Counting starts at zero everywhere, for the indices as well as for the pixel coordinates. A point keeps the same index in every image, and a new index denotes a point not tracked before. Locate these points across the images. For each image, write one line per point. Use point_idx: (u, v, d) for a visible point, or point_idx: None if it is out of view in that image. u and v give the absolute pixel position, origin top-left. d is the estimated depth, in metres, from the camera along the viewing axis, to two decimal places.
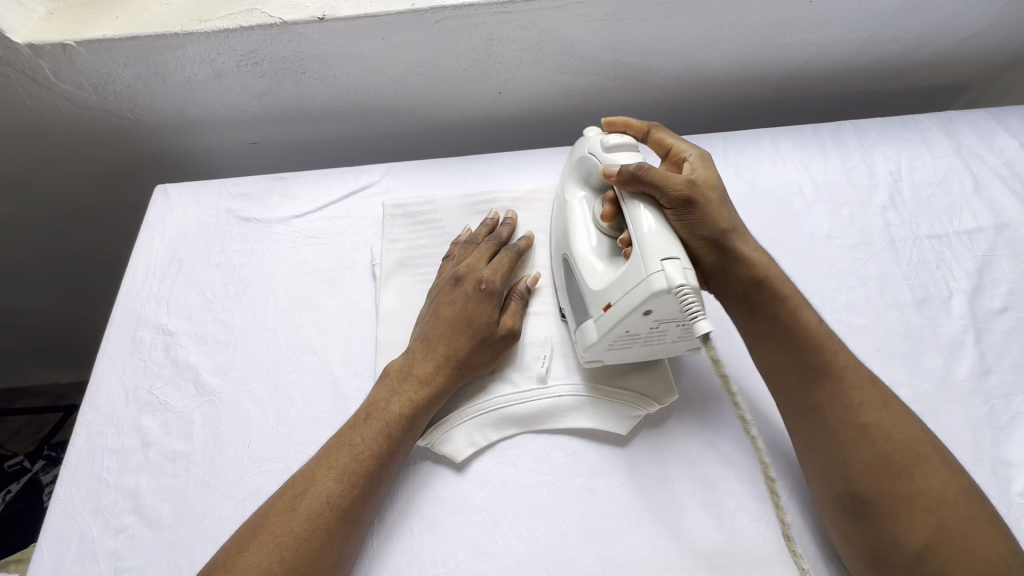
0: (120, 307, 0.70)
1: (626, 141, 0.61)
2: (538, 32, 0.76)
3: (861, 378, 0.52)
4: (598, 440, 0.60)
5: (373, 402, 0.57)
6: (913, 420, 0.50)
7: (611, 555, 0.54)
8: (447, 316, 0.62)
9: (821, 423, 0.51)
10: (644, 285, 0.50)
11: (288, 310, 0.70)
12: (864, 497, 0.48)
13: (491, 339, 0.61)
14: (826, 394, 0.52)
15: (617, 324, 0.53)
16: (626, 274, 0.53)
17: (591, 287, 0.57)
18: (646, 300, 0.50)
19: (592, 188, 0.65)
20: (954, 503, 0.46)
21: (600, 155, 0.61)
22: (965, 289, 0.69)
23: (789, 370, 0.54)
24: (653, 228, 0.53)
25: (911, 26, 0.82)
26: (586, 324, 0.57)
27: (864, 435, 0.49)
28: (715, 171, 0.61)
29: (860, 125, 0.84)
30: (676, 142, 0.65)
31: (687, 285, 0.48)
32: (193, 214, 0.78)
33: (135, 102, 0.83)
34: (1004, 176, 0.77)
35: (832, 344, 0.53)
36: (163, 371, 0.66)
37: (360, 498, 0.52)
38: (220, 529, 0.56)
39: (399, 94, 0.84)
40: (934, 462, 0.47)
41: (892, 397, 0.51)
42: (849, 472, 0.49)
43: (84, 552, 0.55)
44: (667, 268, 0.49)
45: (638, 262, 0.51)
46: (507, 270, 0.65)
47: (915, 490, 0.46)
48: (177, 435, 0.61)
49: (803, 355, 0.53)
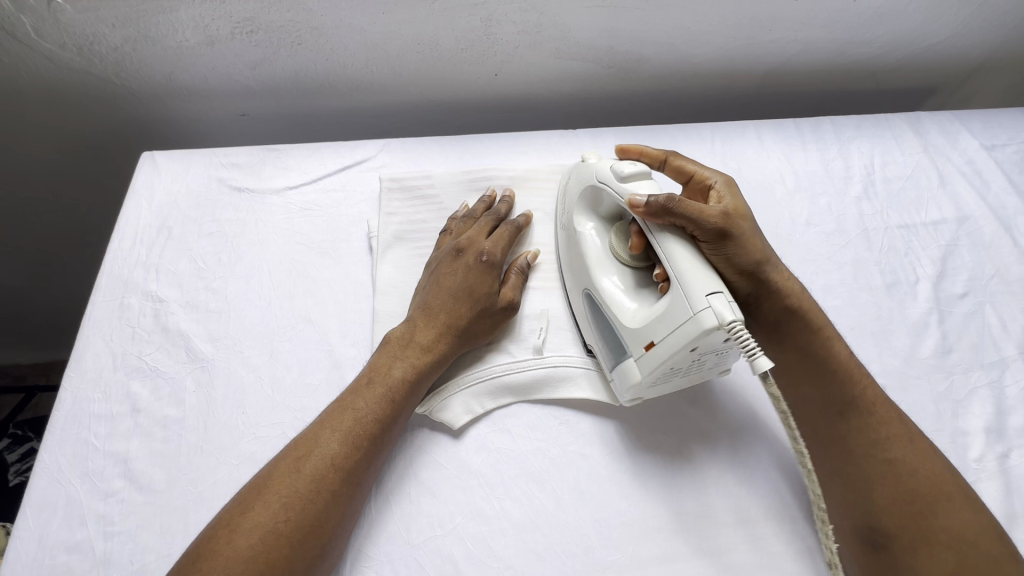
0: (106, 274, 0.69)
1: (640, 168, 0.60)
2: (538, 15, 0.78)
3: (888, 415, 0.54)
4: (590, 411, 0.62)
5: (374, 367, 0.58)
6: (938, 457, 0.52)
7: (604, 517, 0.56)
8: (448, 287, 0.63)
9: (846, 454, 0.54)
10: (693, 323, 0.50)
11: (282, 280, 0.69)
12: (882, 529, 0.50)
13: (493, 309, 0.63)
14: (853, 427, 0.54)
15: (664, 362, 0.53)
16: (669, 311, 0.53)
17: (627, 323, 0.57)
18: (698, 339, 0.50)
19: (600, 216, 0.66)
20: (975, 540, 0.48)
21: (615, 184, 0.60)
22: (930, 275, 0.74)
23: (816, 401, 0.57)
24: (689, 262, 0.53)
25: (886, 30, 0.87)
26: (626, 362, 0.57)
27: (889, 469, 0.52)
28: (743, 200, 0.61)
29: (837, 121, 0.88)
30: (699, 169, 0.65)
31: (735, 320, 0.49)
32: (183, 181, 0.77)
33: (120, 66, 0.81)
34: (965, 173, 0.83)
35: (861, 379, 0.56)
36: (153, 338, 0.65)
37: (363, 460, 0.53)
38: (215, 493, 0.56)
39: (395, 71, 0.84)
40: (956, 500, 0.50)
41: (920, 434, 0.54)
42: (871, 506, 0.51)
43: (72, 516, 0.54)
44: (713, 304, 0.50)
45: (683, 300, 0.52)
46: (507, 244, 0.67)
47: (936, 526, 0.49)
48: (168, 402, 0.61)
49: (832, 391, 0.56)
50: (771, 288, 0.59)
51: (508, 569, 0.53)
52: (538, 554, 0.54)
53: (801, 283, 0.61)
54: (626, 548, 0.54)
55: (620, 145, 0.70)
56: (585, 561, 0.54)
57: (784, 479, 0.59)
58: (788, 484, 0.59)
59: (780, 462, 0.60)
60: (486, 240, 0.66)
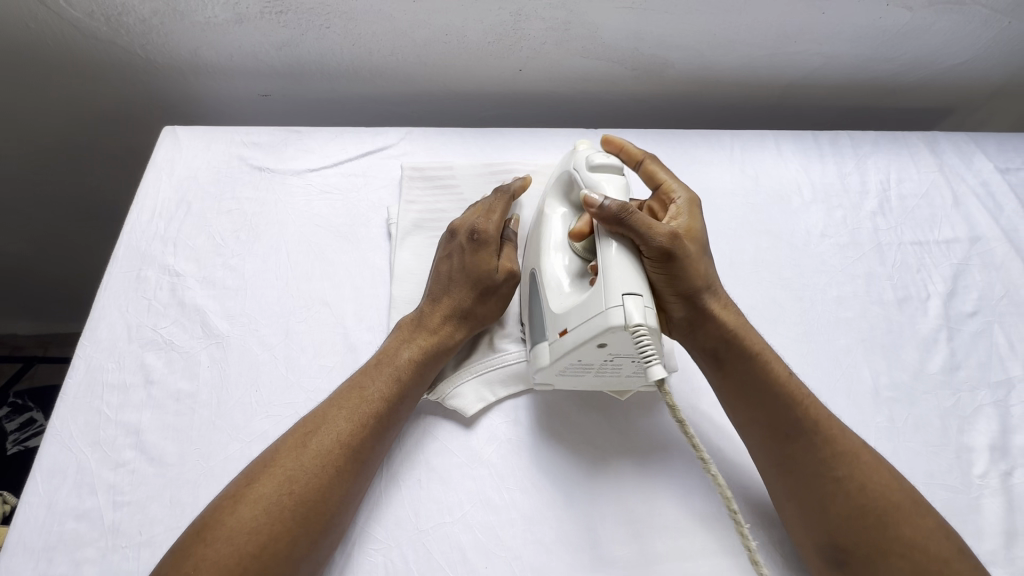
0: (124, 245, 0.69)
1: (612, 162, 0.61)
2: (567, 13, 0.78)
3: (834, 431, 0.53)
4: (600, 406, 0.62)
5: (384, 350, 0.59)
6: (886, 468, 0.52)
7: (611, 512, 0.56)
8: (446, 270, 0.64)
9: (799, 477, 0.52)
10: (602, 317, 0.50)
11: (300, 261, 0.69)
12: (843, 545, 0.49)
13: (495, 286, 0.63)
14: (802, 447, 0.52)
15: (572, 350, 0.52)
16: (586, 301, 0.52)
17: (551, 308, 0.56)
18: (603, 333, 0.49)
19: (572, 203, 0.64)
20: (927, 548, 0.47)
21: (584, 172, 0.61)
22: (941, 292, 0.75)
23: (762, 422, 0.55)
24: (617, 257, 0.52)
25: (908, 49, 0.88)
26: (541, 345, 0.57)
27: (839, 488, 0.50)
28: (699, 221, 0.60)
29: (856, 136, 0.89)
30: (668, 179, 0.64)
31: (643, 325, 0.48)
32: (204, 158, 0.77)
33: (146, 38, 0.81)
34: (979, 194, 0.84)
35: (805, 398, 0.54)
36: (168, 312, 0.65)
37: (369, 439, 0.53)
38: (226, 469, 0.56)
39: (420, 60, 0.84)
40: (906, 510, 0.49)
41: (863, 447, 0.52)
42: (829, 525, 0.50)
43: (82, 484, 0.54)
44: (627, 303, 0.49)
45: (600, 293, 0.51)
46: (499, 216, 0.66)
47: (889, 539, 0.48)
48: (182, 375, 0.61)
49: (778, 414, 0.54)
50: (706, 315, 0.57)
51: (515, 559, 0.53)
52: (545, 546, 0.54)
53: (738, 309, 0.59)
54: (635, 544, 0.54)
55: (603, 137, 0.69)
56: (592, 556, 0.54)
57: None
58: None
59: None
60: (476, 216, 0.66)
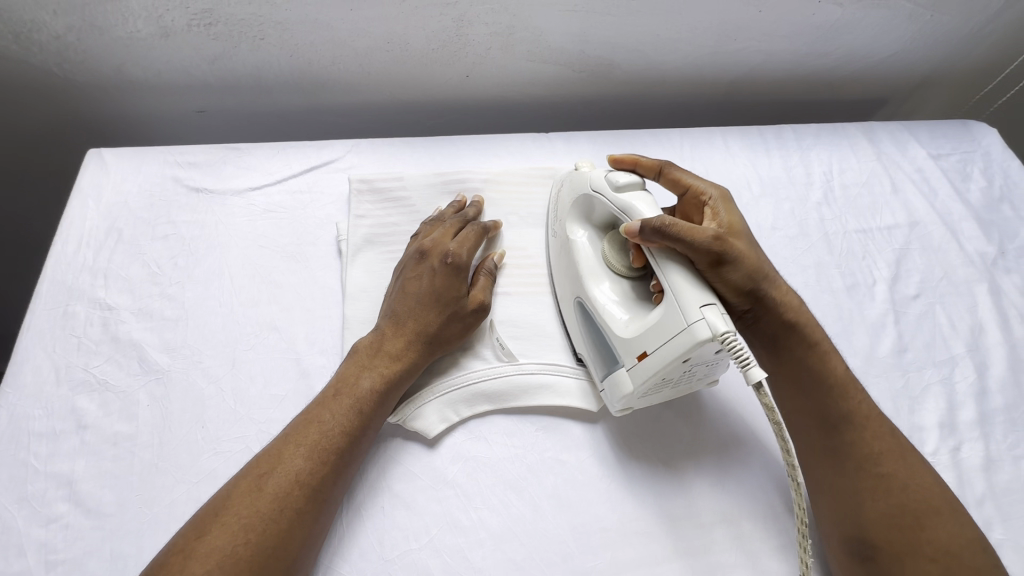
0: (48, 280, 0.64)
1: (634, 179, 0.59)
2: (510, 18, 0.77)
3: (881, 428, 0.54)
4: (568, 416, 0.61)
5: (342, 378, 0.56)
6: (929, 471, 0.52)
7: (582, 523, 0.55)
8: (414, 292, 0.61)
9: (839, 467, 0.53)
10: (687, 333, 0.49)
11: (245, 285, 0.66)
12: (870, 541, 0.50)
13: (461, 311, 0.61)
14: (846, 441, 0.54)
15: (657, 371, 0.52)
16: (663, 319, 0.52)
17: (620, 335, 0.56)
18: (692, 349, 0.49)
19: (594, 225, 0.64)
20: (960, 554, 0.47)
21: (608, 194, 0.60)
22: (886, 277, 0.77)
23: (810, 413, 0.56)
24: (680, 274, 0.52)
25: (841, 43, 0.92)
26: (617, 372, 0.56)
27: (880, 484, 0.51)
28: (738, 215, 0.60)
29: (798, 129, 0.91)
30: (694, 181, 0.64)
31: (729, 330, 0.48)
32: (134, 181, 0.72)
33: (63, 55, 0.76)
34: (915, 180, 0.87)
35: (856, 393, 0.55)
36: (101, 349, 0.60)
37: (330, 475, 0.50)
38: (172, 515, 0.52)
39: (364, 69, 0.82)
40: (945, 515, 0.49)
41: (909, 448, 0.53)
42: (862, 519, 0.51)
43: (8, 545, 0.50)
44: (707, 315, 0.49)
45: (676, 309, 0.51)
46: (472, 242, 0.65)
47: (923, 540, 0.48)
48: (119, 417, 0.56)
49: (826, 406, 0.55)
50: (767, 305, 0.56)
51: None
52: (517, 564, 0.53)
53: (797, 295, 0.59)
54: (606, 553, 0.54)
55: (611, 156, 0.67)
56: (565, 569, 0.53)
57: (757, 481, 0.59)
58: (756, 486, 0.58)
59: (754, 462, 0.60)
60: (449, 240, 0.65)
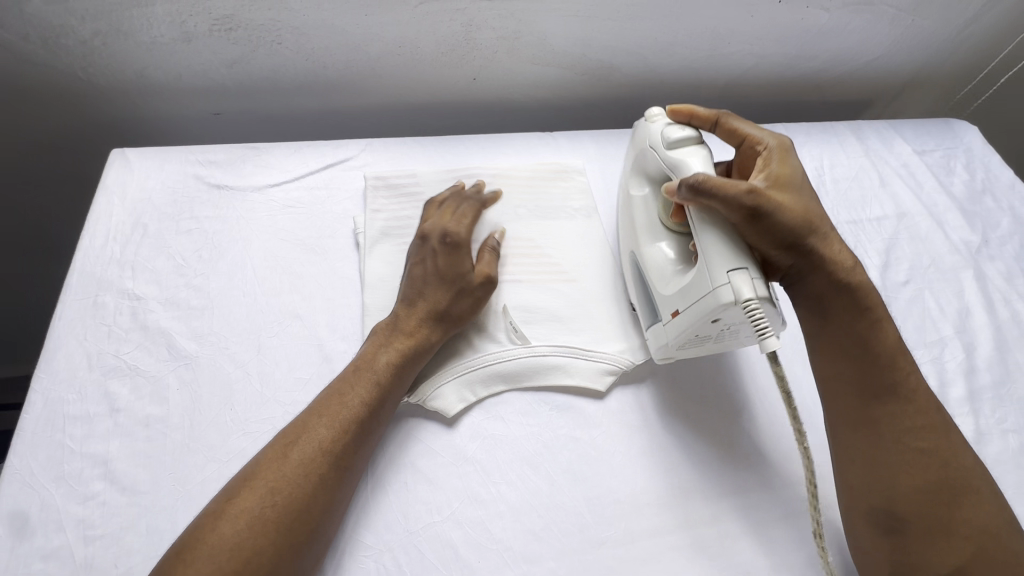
0: (78, 273, 0.66)
1: (688, 134, 0.63)
2: (515, 23, 0.81)
3: (926, 405, 0.55)
4: (581, 396, 0.64)
5: (362, 356, 0.59)
6: (968, 453, 0.54)
7: (597, 496, 0.57)
8: (420, 274, 0.65)
9: (879, 439, 0.54)
10: (711, 296, 0.54)
11: (268, 276, 0.68)
12: (899, 514, 0.52)
13: (468, 286, 0.64)
14: (889, 413, 0.55)
15: (688, 327, 0.57)
16: (693, 282, 0.56)
17: (662, 291, 0.61)
18: (717, 310, 0.54)
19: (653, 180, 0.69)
20: (990, 533, 0.50)
21: (661, 150, 0.64)
22: (877, 265, 0.81)
23: (852, 379, 0.57)
24: (712, 238, 0.56)
25: (827, 47, 0.97)
26: (658, 325, 0.62)
27: (921, 458, 0.53)
28: (791, 166, 0.61)
29: (790, 127, 0.96)
30: (751, 132, 0.65)
31: (753, 297, 0.52)
32: (157, 179, 0.75)
33: (88, 60, 0.79)
34: (902, 174, 0.92)
35: (906, 368, 0.56)
36: (131, 336, 0.63)
37: (352, 445, 0.53)
38: (203, 491, 0.54)
39: (375, 73, 0.86)
40: (981, 497, 0.52)
41: (950, 426, 0.55)
42: (895, 493, 0.52)
43: (47, 522, 0.52)
44: (734, 279, 0.53)
45: (706, 273, 0.55)
46: (470, 221, 0.69)
47: (958, 518, 0.51)
48: (150, 401, 0.59)
49: (874, 378, 0.56)
50: (812, 259, 0.58)
51: (506, 550, 0.54)
52: (535, 534, 0.55)
53: (850, 252, 0.59)
54: (620, 524, 0.56)
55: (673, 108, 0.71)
56: (582, 538, 0.55)
57: (763, 454, 0.61)
58: (761, 458, 0.61)
59: (758, 436, 0.62)
60: (449, 224, 0.68)
